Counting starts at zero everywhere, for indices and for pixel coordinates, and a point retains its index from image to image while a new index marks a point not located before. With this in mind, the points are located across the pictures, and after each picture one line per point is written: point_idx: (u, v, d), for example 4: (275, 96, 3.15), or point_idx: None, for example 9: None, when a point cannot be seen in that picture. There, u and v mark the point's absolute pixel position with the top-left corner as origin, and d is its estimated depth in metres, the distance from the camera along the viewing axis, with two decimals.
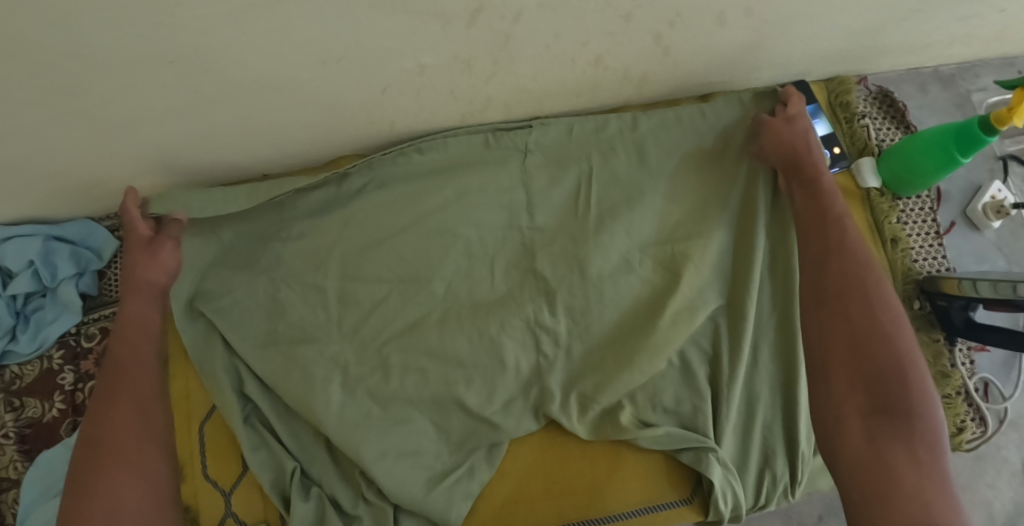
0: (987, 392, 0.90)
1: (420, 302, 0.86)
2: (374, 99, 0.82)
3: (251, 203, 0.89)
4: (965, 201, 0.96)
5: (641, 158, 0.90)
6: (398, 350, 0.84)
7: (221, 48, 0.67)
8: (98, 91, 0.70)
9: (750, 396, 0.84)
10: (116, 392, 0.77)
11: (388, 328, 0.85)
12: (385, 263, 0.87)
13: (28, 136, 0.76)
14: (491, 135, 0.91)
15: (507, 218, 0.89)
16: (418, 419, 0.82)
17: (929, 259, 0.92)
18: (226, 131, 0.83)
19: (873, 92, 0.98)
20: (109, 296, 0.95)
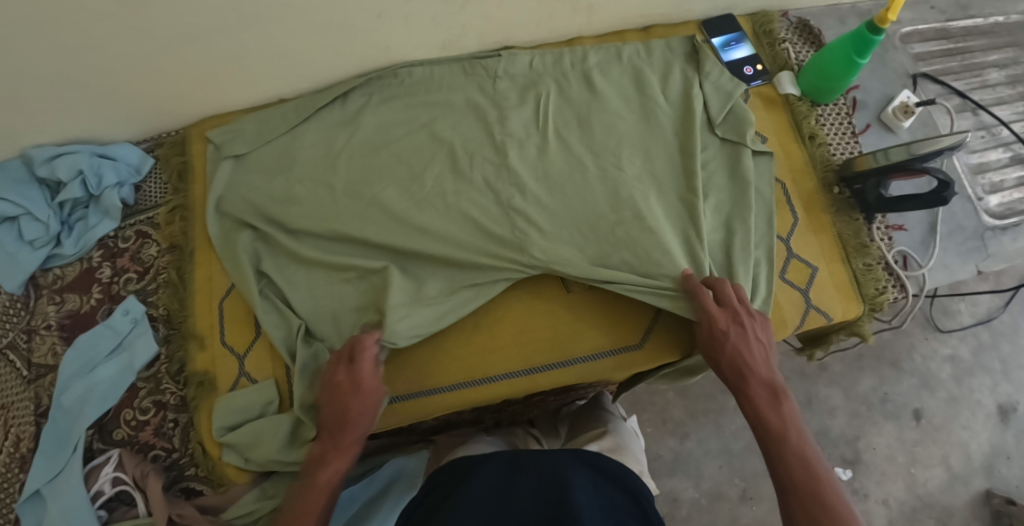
0: (906, 263, 1.03)
1: (413, 191, 0.98)
2: (371, 24, 1.00)
3: (269, 125, 1.06)
4: (879, 108, 1.10)
5: (591, 81, 1.05)
6: (387, 229, 0.95)
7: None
8: (158, 8, 0.88)
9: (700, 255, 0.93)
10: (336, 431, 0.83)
11: (384, 213, 0.96)
12: (378, 161, 1.00)
13: (92, 56, 0.93)
14: (467, 66, 1.08)
15: (479, 125, 1.01)
16: (411, 286, 0.93)
17: (846, 154, 1.06)
18: (253, 56, 1.01)
19: (793, 23, 1.14)
20: (145, 203, 1.08)
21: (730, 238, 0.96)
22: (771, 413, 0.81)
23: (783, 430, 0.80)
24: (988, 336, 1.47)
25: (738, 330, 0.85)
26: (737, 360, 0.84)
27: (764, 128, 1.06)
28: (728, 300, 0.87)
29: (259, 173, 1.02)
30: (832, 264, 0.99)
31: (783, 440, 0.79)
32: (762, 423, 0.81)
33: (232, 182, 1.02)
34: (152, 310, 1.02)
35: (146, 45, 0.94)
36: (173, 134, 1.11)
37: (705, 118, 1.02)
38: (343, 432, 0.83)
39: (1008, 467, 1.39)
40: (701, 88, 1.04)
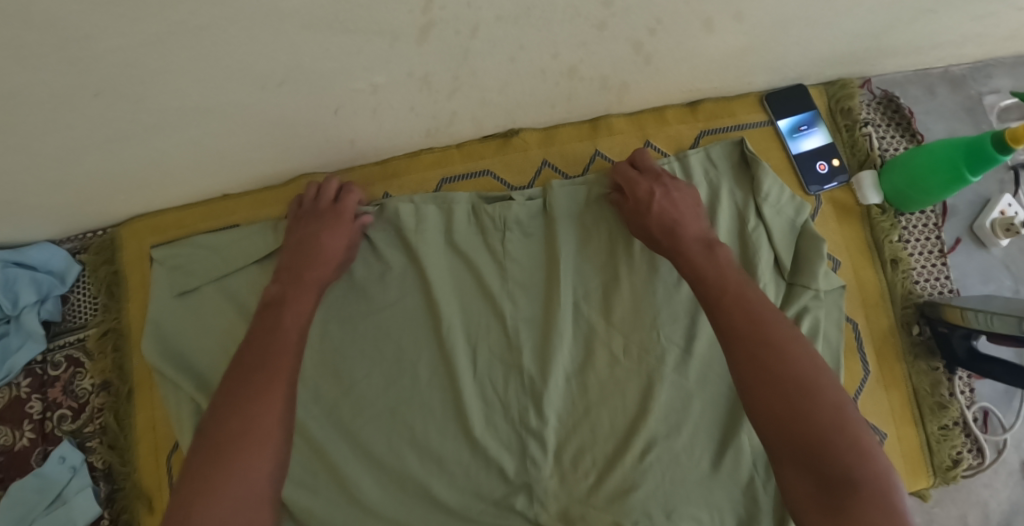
0: (987, 421, 0.85)
1: (399, 371, 0.81)
2: (327, 120, 0.76)
3: (214, 272, 0.85)
4: (972, 216, 0.89)
5: (611, 220, 0.84)
6: (368, 417, 0.80)
7: (159, 79, 0.63)
8: (29, 125, 0.65)
9: (738, 457, 0.79)
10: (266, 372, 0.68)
11: (366, 397, 0.80)
12: (350, 331, 0.82)
13: None
14: (452, 209, 0.84)
15: (471, 278, 0.82)
16: (408, 487, 0.79)
17: (931, 281, 0.86)
18: (182, 154, 0.77)
19: (877, 96, 0.91)
20: (73, 321, 0.91)
21: None
22: (799, 385, 0.62)
23: (819, 401, 0.61)
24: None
25: (766, 353, 0.64)
26: (777, 366, 0.63)
27: (835, 246, 0.85)
28: (732, 319, 0.67)
29: (211, 344, 0.84)
30: (902, 428, 0.82)
31: (826, 407, 0.61)
32: (798, 387, 0.62)
33: (177, 349, 0.84)
34: (91, 459, 0.87)
35: (26, 157, 0.70)
36: (100, 233, 0.91)
37: (772, 259, 0.81)
38: (275, 342, 0.70)
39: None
40: (758, 216, 0.82)
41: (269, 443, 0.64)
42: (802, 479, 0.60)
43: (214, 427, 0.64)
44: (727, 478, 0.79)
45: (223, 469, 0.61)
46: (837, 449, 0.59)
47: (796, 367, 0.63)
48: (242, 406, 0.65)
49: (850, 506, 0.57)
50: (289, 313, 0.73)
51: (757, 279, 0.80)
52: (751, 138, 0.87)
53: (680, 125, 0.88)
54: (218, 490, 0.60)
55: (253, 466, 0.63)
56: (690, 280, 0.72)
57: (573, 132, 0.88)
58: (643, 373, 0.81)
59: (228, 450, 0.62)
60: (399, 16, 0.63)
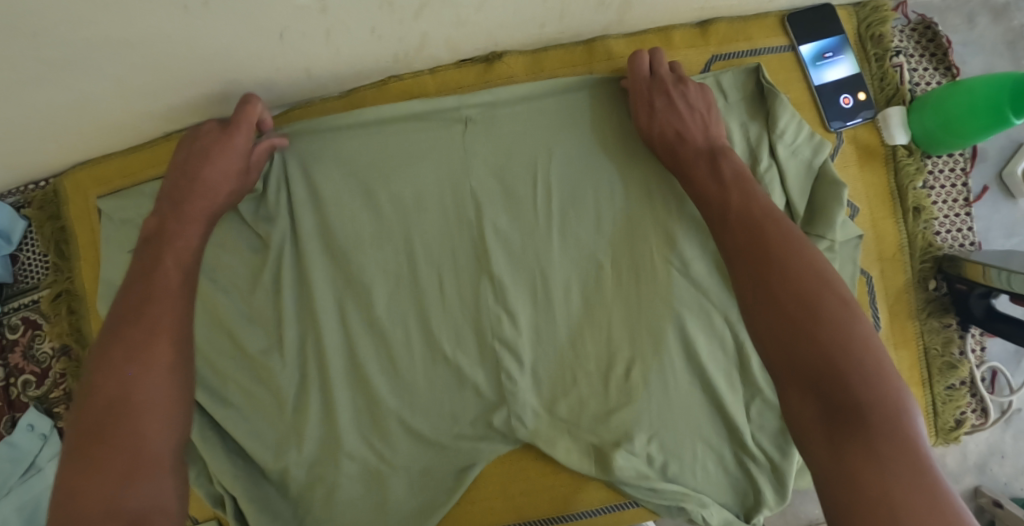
0: (994, 381, 0.82)
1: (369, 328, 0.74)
2: (271, 47, 0.66)
3: None
4: (1003, 162, 0.81)
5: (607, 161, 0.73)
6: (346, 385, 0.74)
7: (53, 5, 0.53)
8: None
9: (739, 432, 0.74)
10: (126, 329, 0.60)
11: None
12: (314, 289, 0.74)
13: None
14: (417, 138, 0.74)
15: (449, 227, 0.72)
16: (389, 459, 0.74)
17: (953, 232, 0.79)
18: (110, 91, 0.67)
19: (912, 22, 0.80)
20: (25, 282, 0.84)
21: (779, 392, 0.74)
22: (802, 304, 0.55)
23: (827, 325, 0.53)
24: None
25: (767, 274, 0.58)
26: (785, 289, 0.57)
27: (854, 194, 0.77)
28: (735, 237, 0.62)
29: None
30: (908, 389, 0.78)
31: (837, 333, 0.53)
32: (805, 309, 0.55)
33: None
34: (61, 425, 0.83)
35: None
36: (43, 184, 0.82)
37: (783, 207, 0.74)
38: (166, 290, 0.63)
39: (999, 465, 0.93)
40: (771, 155, 0.74)
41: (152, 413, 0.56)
42: (807, 404, 0.52)
43: (86, 401, 0.57)
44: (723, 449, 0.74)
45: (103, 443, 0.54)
46: (844, 371, 0.51)
47: (807, 292, 0.56)
48: (116, 366, 0.58)
49: (851, 434, 0.49)
50: (171, 249, 0.65)
51: None
52: (768, 66, 0.76)
53: (688, 49, 0.77)
54: (96, 462, 0.53)
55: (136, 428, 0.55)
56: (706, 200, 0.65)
57: (563, 55, 0.78)
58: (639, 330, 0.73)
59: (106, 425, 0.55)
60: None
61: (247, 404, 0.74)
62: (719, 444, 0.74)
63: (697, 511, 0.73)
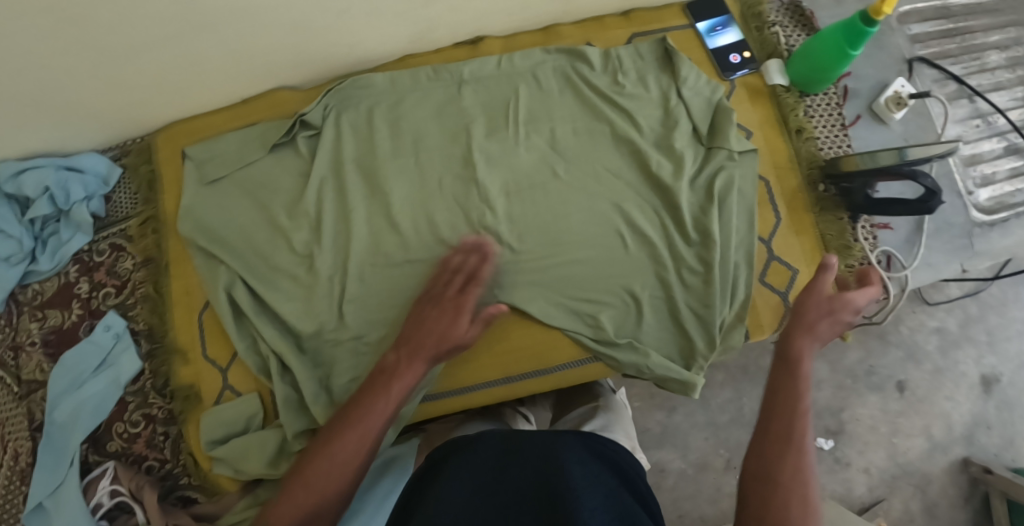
0: (890, 264, 1.00)
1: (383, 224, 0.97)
2: (330, 23, 0.94)
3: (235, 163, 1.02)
4: (872, 97, 1.05)
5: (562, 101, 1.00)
6: (369, 267, 0.96)
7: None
8: (98, 23, 0.84)
9: (674, 296, 0.92)
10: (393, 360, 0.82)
11: (361, 249, 0.96)
12: (345, 195, 0.98)
13: (48, 76, 0.90)
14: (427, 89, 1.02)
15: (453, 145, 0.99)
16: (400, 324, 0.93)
17: (835, 148, 1.02)
18: (212, 56, 0.95)
19: (784, 4, 1.08)
20: (116, 215, 1.07)
21: (703, 267, 0.93)
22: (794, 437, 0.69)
23: (792, 457, 0.68)
24: (1017, 328, 1.37)
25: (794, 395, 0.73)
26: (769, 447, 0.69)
27: (749, 121, 1.01)
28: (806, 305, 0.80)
29: (231, 219, 1.00)
30: (812, 266, 0.97)
31: (787, 462, 0.67)
32: (768, 479, 0.66)
33: (203, 221, 1.01)
34: (134, 324, 1.02)
35: (82, 52, 0.88)
36: (139, 140, 1.08)
37: (691, 130, 0.99)
38: (420, 348, 0.82)
39: (987, 436, 1.33)
40: (679, 96, 1.00)
41: (364, 434, 0.76)
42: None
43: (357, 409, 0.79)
44: (665, 310, 0.93)
45: (344, 426, 0.77)
46: (773, 499, 0.65)
47: (792, 467, 0.67)
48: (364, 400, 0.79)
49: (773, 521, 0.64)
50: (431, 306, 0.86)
51: (676, 143, 0.97)
52: (677, 38, 1.04)
53: (617, 30, 1.05)
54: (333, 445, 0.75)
55: (360, 425, 0.77)
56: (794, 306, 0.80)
57: (527, 39, 1.05)
58: (591, 217, 0.95)
59: (333, 428, 0.77)
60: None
61: (288, 288, 0.96)
62: (660, 306, 0.93)
63: (641, 363, 0.90)
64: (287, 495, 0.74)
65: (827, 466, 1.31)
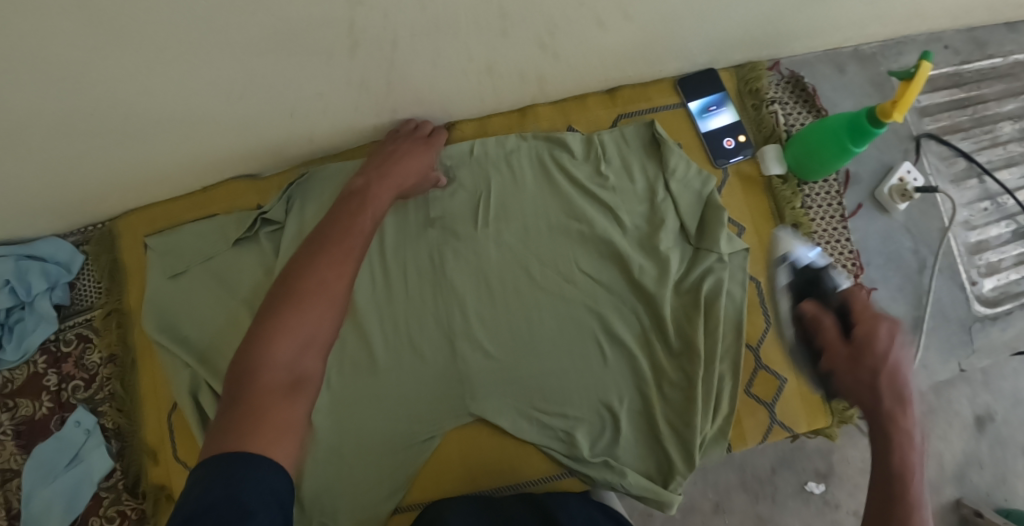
0: None
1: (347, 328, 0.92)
2: (285, 120, 0.90)
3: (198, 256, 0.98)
4: (874, 183, 0.98)
5: (539, 192, 0.93)
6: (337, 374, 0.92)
7: (138, 98, 0.78)
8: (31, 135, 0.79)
9: (652, 410, 0.88)
10: (332, 253, 0.74)
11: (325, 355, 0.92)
12: None
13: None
14: None
15: (422, 241, 0.93)
16: (366, 437, 0.90)
17: (832, 242, 0.95)
18: (164, 153, 0.91)
19: (785, 76, 1.00)
20: (81, 304, 1.05)
21: (685, 380, 0.88)
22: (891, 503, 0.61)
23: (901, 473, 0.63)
24: (1013, 366, 1.26)
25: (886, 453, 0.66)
26: None
27: (739, 215, 0.95)
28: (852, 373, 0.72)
29: (196, 315, 0.97)
30: (801, 372, 0.92)
31: None
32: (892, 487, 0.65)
33: (167, 318, 0.98)
34: (102, 421, 1.01)
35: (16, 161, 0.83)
36: (99, 226, 1.04)
37: (678, 227, 0.92)
38: (348, 255, 0.74)
39: (979, 474, 1.24)
40: (667, 189, 0.93)
41: (333, 302, 0.69)
42: None
43: (286, 287, 0.70)
44: (643, 426, 0.89)
45: (309, 299, 0.68)
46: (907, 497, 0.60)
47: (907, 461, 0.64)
48: (315, 270, 0.71)
49: None
50: (368, 206, 0.83)
51: (662, 242, 0.90)
52: (663, 120, 0.96)
53: (600, 110, 0.98)
54: (286, 333, 0.66)
55: (321, 315, 0.68)
56: (840, 341, 0.76)
57: (505, 120, 0.99)
58: (567, 323, 0.90)
59: (297, 299, 0.68)
60: (330, 40, 0.76)
61: None
62: (638, 421, 0.89)
63: (618, 481, 0.87)
64: (258, 394, 0.61)
65: None
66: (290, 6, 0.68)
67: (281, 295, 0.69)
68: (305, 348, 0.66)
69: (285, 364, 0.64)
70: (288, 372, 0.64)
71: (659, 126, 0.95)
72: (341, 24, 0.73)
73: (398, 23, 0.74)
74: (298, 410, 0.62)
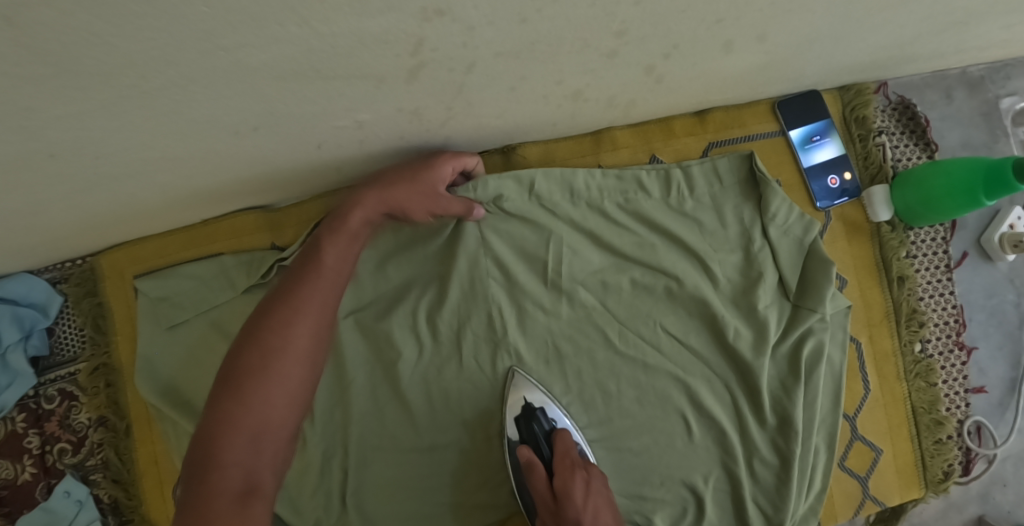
0: (979, 434, 0.86)
1: (387, 396, 0.79)
2: (311, 153, 0.72)
3: (204, 307, 0.82)
4: (980, 227, 0.87)
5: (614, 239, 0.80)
6: (377, 452, 0.79)
7: (126, 135, 0.58)
8: None
9: (739, 490, 0.79)
10: (286, 310, 0.67)
11: (364, 429, 0.79)
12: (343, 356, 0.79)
13: None
14: None
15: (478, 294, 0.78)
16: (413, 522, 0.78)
17: (935, 296, 0.85)
18: (159, 191, 0.73)
19: (893, 102, 0.86)
20: (61, 354, 0.88)
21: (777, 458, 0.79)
22: None
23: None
24: None
25: None
26: None
27: (843, 266, 0.83)
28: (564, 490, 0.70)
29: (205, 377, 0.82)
30: (897, 442, 0.83)
31: None
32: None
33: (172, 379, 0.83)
34: (97, 491, 0.87)
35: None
36: (78, 262, 0.87)
37: (776, 282, 0.80)
38: (304, 304, 0.68)
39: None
40: (764, 235, 0.80)
41: (280, 375, 0.65)
42: None
43: (233, 362, 0.65)
44: (728, 506, 0.79)
45: (260, 380, 0.64)
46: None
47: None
48: (265, 339, 0.66)
49: None
50: (335, 241, 0.71)
51: (758, 302, 0.79)
52: (761, 150, 0.83)
53: (687, 137, 0.84)
54: (234, 422, 0.62)
55: (275, 395, 0.64)
56: (550, 497, 0.70)
57: (573, 146, 0.83)
58: (645, 393, 0.79)
59: (245, 382, 0.63)
60: (388, 64, 0.56)
61: None
62: (724, 501, 0.79)
63: None
64: (204, 499, 0.58)
65: None
66: (340, 20, 0.47)
67: (233, 371, 0.64)
68: (259, 440, 0.63)
69: (237, 456, 0.61)
70: (243, 475, 0.61)
71: (756, 158, 0.81)
72: (406, 40, 0.52)
73: (483, 39, 0.55)
74: (257, 517, 0.59)
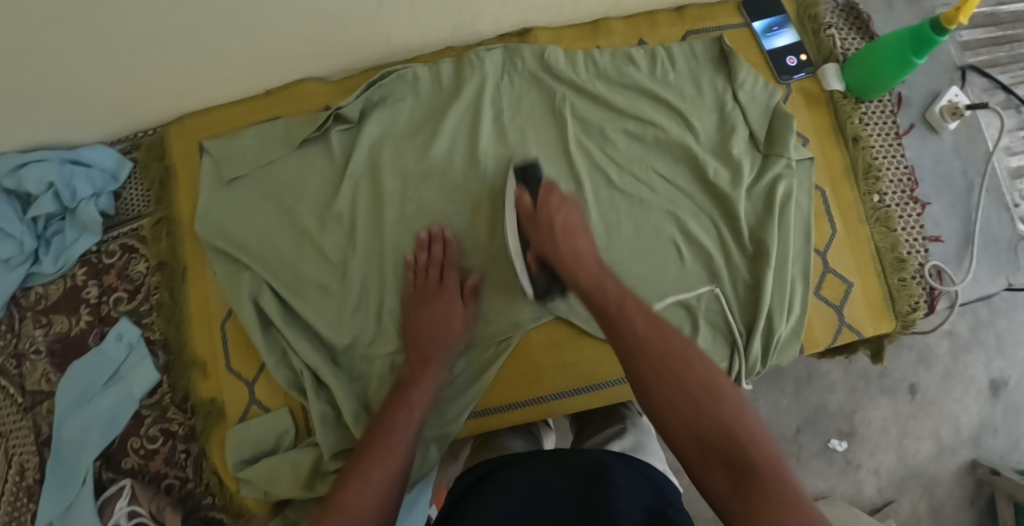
0: (940, 277, 0.98)
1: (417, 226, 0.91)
2: (368, 14, 0.88)
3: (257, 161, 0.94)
4: (924, 106, 1.03)
5: (609, 99, 0.94)
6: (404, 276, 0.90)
7: None
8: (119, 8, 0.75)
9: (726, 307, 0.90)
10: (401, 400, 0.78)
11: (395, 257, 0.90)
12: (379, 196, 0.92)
13: (67, 76, 0.83)
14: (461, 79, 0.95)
15: (498, 141, 0.93)
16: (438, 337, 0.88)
17: (889, 157, 0.99)
18: (238, 47, 0.88)
19: (840, 5, 1.04)
20: (126, 214, 1.00)
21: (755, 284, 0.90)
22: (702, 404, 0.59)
23: (712, 419, 0.58)
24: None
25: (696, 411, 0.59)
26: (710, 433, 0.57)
27: (804, 127, 0.98)
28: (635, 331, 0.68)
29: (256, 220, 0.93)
30: (865, 277, 0.95)
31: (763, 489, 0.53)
32: (695, 407, 0.60)
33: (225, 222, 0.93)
34: (148, 334, 0.96)
35: (78, 22, 0.76)
36: (150, 132, 1.00)
37: (747, 134, 0.95)
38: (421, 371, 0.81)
39: (993, 439, 1.16)
40: (735, 101, 0.96)
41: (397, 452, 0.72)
42: (718, 477, 0.56)
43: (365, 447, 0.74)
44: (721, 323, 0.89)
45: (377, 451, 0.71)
46: (767, 489, 0.53)
47: (691, 419, 0.59)
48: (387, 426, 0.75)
49: (750, 481, 0.54)
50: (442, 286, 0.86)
51: (734, 148, 0.93)
52: (732, 37, 1.00)
53: (669, 28, 1.00)
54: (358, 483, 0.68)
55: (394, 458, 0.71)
56: (529, 208, 0.86)
57: (575, 33, 0.99)
58: (642, 225, 0.91)
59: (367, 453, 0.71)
60: None
61: (323, 298, 0.90)
62: (717, 318, 0.89)
63: None
64: None
65: (838, 467, 1.16)
66: None
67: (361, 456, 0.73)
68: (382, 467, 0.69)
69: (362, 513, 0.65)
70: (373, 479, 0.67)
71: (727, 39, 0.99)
72: None
73: None
74: None
